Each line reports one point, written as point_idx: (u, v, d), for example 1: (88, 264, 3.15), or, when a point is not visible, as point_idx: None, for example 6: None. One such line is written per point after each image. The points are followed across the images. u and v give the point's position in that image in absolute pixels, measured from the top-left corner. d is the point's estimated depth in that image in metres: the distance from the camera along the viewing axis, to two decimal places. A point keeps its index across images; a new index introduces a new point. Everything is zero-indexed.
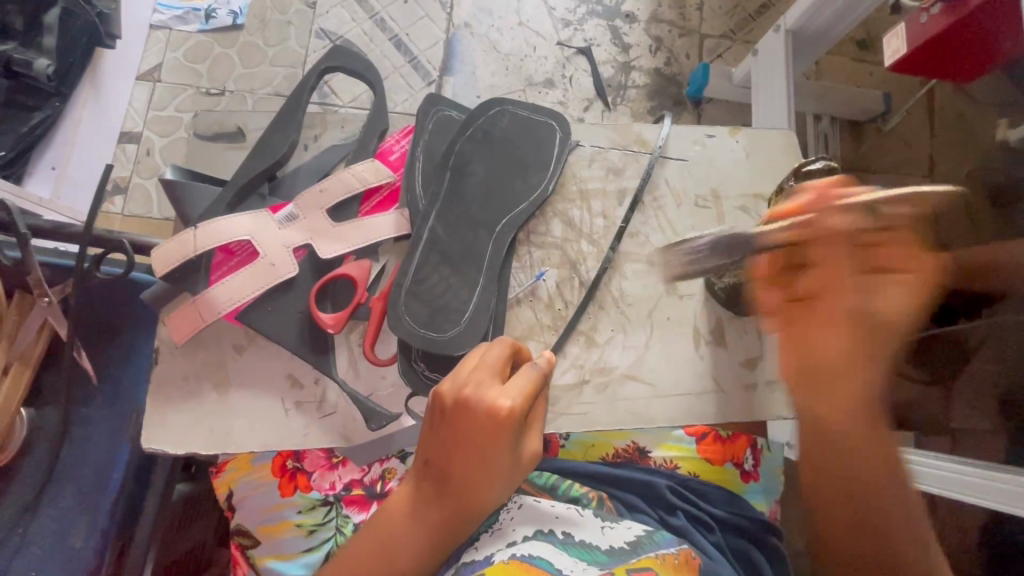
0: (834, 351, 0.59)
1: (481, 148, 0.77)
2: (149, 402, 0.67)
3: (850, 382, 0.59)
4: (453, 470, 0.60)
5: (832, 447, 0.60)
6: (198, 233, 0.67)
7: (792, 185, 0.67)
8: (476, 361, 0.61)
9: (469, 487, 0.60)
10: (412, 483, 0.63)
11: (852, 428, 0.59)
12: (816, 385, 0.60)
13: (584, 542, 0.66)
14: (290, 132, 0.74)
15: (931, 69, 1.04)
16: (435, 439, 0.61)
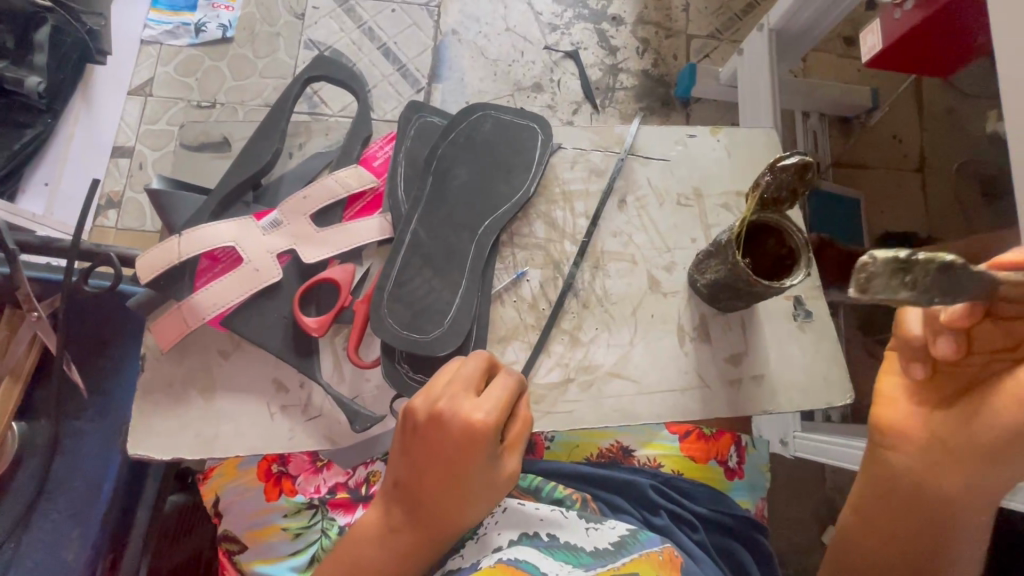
0: (990, 432, 0.57)
1: (464, 152, 0.77)
2: (135, 410, 0.67)
3: (992, 461, 0.58)
4: (433, 492, 0.62)
5: (924, 501, 0.63)
6: (182, 240, 0.67)
7: (768, 179, 0.68)
8: (450, 376, 0.62)
9: (450, 505, 0.62)
10: (391, 501, 0.64)
11: (954, 492, 0.61)
12: (955, 454, 0.60)
13: (569, 544, 0.67)
14: (273, 141, 0.75)
15: (912, 62, 1.04)
16: (411, 458, 0.62)
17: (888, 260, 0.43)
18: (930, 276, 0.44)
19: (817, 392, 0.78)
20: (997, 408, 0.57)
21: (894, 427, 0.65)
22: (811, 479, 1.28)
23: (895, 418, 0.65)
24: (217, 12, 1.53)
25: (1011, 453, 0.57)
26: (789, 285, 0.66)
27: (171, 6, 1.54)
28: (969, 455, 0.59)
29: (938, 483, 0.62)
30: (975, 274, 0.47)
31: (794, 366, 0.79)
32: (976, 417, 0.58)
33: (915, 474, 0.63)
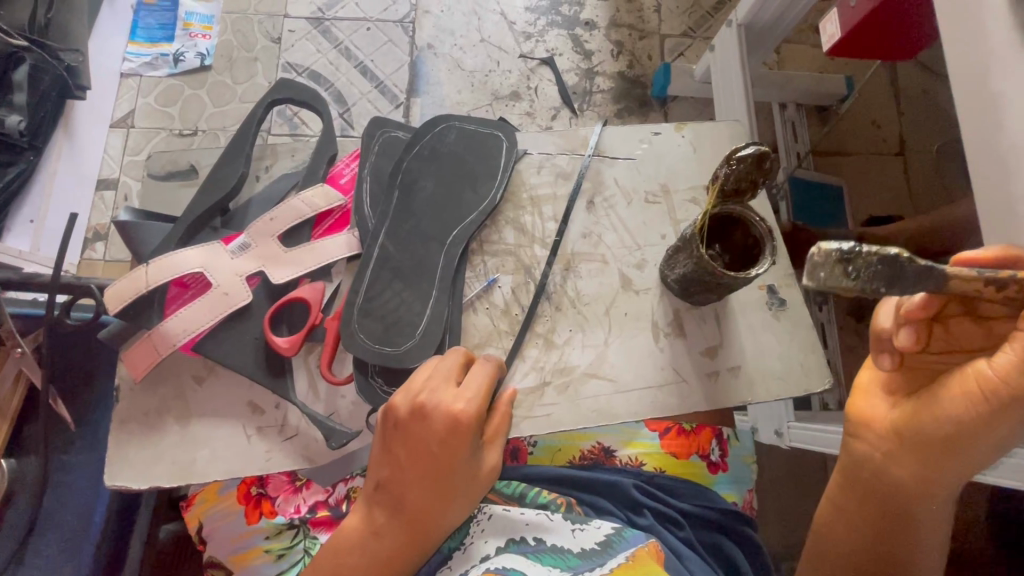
0: (948, 420, 0.56)
1: (429, 165, 0.78)
2: (112, 441, 0.68)
3: (955, 447, 0.57)
4: (415, 491, 0.62)
5: (889, 484, 0.63)
6: (150, 268, 0.67)
7: (726, 172, 0.68)
8: (433, 375, 0.62)
9: (427, 507, 0.62)
10: (374, 502, 0.64)
11: (917, 476, 0.60)
12: (919, 442, 0.59)
13: (556, 548, 0.67)
14: (238, 165, 0.76)
15: (870, 50, 1.05)
16: (395, 458, 0.63)
17: (830, 251, 0.47)
18: (872, 266, 0.47)
19: (795, 381, 0.78)
20: (945, 400, 0.56)
21: (865, 415, 0.65)
22: (808, 467, 1.27)
23: (866, 407, 0.65)
24: (194, 41, 1.55)
25: (965, 445, 0.56)
26: (753, 274, 0.66)
27: (149, 37, 1.55)
28: (924, 443, 0.59)
29: (896, 468, 0.62)
30: (931, 270, 0.48)
31: (771, 356, 0.79)
32: (925, 408, 0.58)
33: (875, 462, 0.64)
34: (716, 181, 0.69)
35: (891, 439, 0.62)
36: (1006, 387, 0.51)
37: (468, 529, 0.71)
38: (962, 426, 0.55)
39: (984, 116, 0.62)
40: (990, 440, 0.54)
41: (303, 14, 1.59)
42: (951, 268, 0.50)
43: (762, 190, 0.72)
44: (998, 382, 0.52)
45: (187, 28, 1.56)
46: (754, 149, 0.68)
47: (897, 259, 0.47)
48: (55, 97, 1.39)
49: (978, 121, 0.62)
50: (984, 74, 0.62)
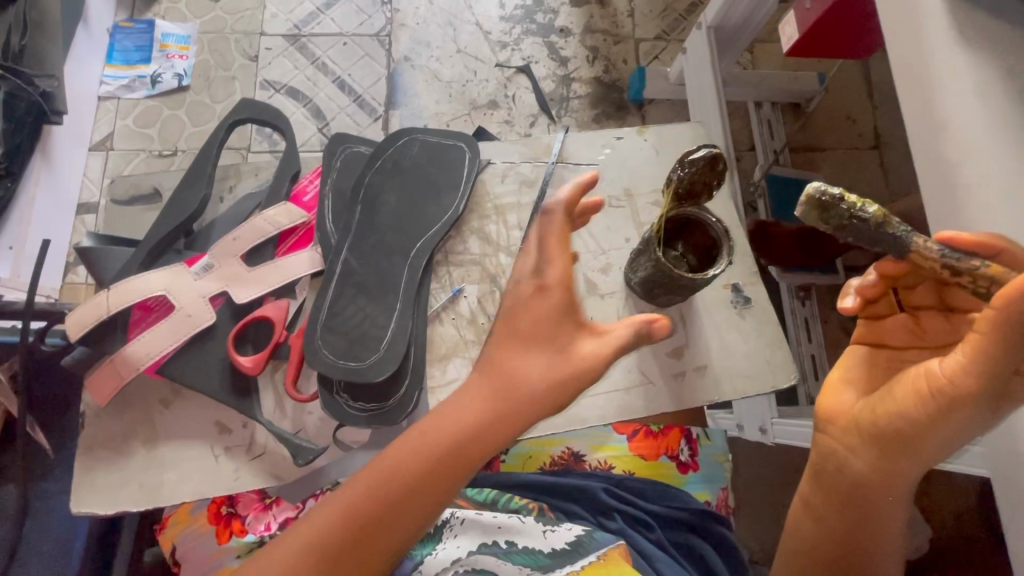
0: (907, 413, 0.54)
1: (391, 178, 0.79)
2: (79, 468, 0.68)
3: (913, 441, 0.54)
4: (519, 377, 0.54)
5: (851, 482, 0.59)
6: (111, 294, 0.68)
7: (680, 174, 0.69)
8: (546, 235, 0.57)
9: (530, 395, 0.54)
10: (461, 397, 0.55)
11: (878, 473, 0.57)
12: (878, 437, 0.56)
13: (527, 548, 0.68)
14: (200, 187, 0.76)
15: (831, 50, 1.06)
16: (503, 339, 0.55)
17: (813, 198, 0.52)
18: (845, 218, 0.52)
19: (761, 378, 0.79)
20: (900, 397, 0.55)
21: (831, 410, 0.61)
22: (792, 463, 1.27)
23: (831, 402, 0.61)
24: (171, 62, 1.55)
25: (919, 445, 0.54)
26: (710, 275, 0.66)
27: (126, 60, 1.55)
28: (882, 438, 0.56)
29: (857, 462, 0.58)
30: (900, 236, 0.52)
31: (736, 354, 0.79)
32: (882, 402, 0.56)
33: (834, 457, 0.60)
34: (670, 184, 0.69)
35: (851, 436, 0.59)
36: (954, 386, 0.51)
37: (438, 534, 0.70)
38: (915, 424, 0.53)
39: (923, 112, 0.61)
40: (947, 434, 0.52)
41: (280, 31, 1.60)
42: (922, 243, 0.52)
43: (716, 191, 0.73)
44: (947, 380, 0.51)
45: (164, 49, 1.56)
46: (705, 151, 0.68)
47: (869, 221, 0.52)
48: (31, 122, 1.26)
49: (918, 116, 0.62)
50: (922, 69, 0.61)
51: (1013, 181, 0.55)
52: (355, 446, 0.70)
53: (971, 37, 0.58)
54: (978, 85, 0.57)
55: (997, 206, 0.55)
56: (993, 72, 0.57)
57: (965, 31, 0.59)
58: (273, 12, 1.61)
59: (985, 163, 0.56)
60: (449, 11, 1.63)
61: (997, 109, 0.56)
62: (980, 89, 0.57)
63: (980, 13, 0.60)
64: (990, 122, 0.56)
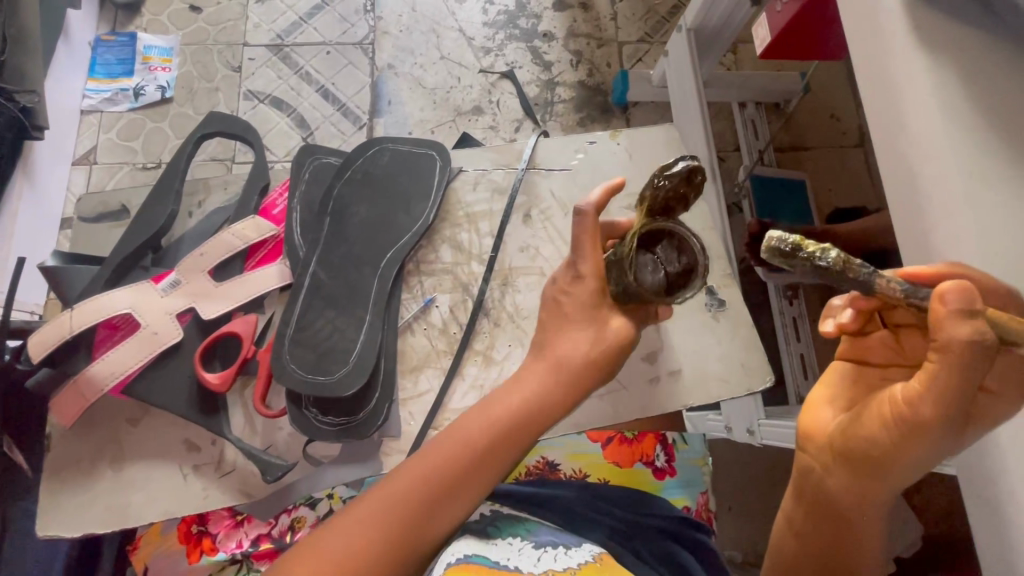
0: (875, 435, 0.48)
1: (361, 189, 0.79)
2: (46, 490, 0.67)
3: (886, 466, 0.48)
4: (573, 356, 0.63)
5: (833, 502, 0.54)
6: (74, 314, 0.67)
7: (656, 186, 0.61)
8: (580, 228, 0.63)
9: (581, 371, 0.62)
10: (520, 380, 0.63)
11: (858, 495, 0.52)
12: (851, 460, 0.51)
13: (511, 514, 0.72)
14: (167, 203, 0.76)
15: (805, 52, 1.07)
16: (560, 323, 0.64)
17: (774, 245, 0.46)
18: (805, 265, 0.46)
19: (736, 381, 0.78)
20: (866, 422, 0.50)
21: (808, 427, 0.56)
22: (782, 463, 1.27)
23: (811, 419, 0.56)
24: (154, 74, 1.54)
25: (893, 470, 0.48)
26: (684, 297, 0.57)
27: (108, 73, 1.54)
28: (855, 461, 0.50)
29: (835, 483, 0.53)
30: (866, 280, 0.46)
31: (710, 357, 0.79)
32: (853, 423, 0.51)
33: (811, 477, 0.56)
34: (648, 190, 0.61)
35: (826, 456, 0.53)
36: (917, 411, 0.45)
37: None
38: (878, 450, 0.48)
39: (884, 113, 0.60)
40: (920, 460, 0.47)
41: (262, 41, 1.59)
42: (884, 282, 0.47)
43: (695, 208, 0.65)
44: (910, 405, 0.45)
45: (147, 61, 1.55)
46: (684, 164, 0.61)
47: (832, 268, 0.45)
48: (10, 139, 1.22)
49: (880, 117, 0.61)
50: (882, 71, 0.61)
51: (972, 180, 0.54)
52: (325, 460, 0.70)
53: (930, 38, 0.58)
54: (935, 85, 0.57)
55: (958, 205, 0.54)
56: (952, 72, 0.57)
57: (925, 33, 0.59)
58: (256, 23, 1.60)
59: (945, 163, 0.55)
60: (432, 18, 1.63)
61: (955, 109, 0.56)
62: (939, 89, 0.57)
63: (940, 13, 0.59)
64: (949, 122, 0.55)
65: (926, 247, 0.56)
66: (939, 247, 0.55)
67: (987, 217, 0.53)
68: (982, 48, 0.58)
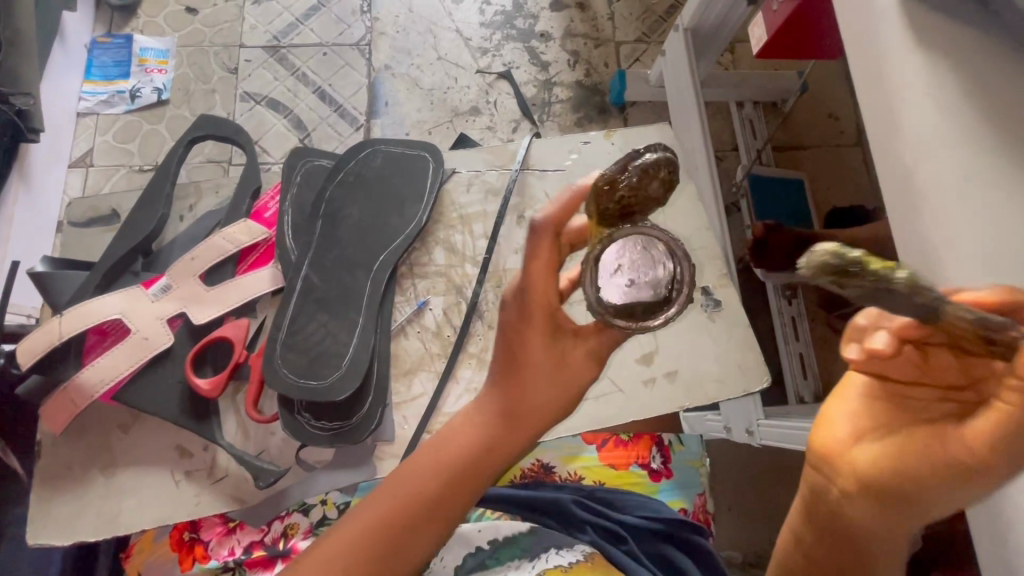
0: (917, 469, 0.43)
1: (353, 191, 0.78)
2: (36, 497, 0.66)
3: (923, 500, 0.43)
4: (533, 392, 0.50)
5: (851, 528, 0.48)
6: (64, 319, 0.67)
7: (616, 187, 0.54)
8: (534, 248, 0.50)
9: (546, 412, 0.50)
10: (471, 417, 0.52)
11: (881, 525, 0.46)
12: (882, 493, 0.45)
13: (509, 538, 0.72)
14: (158, 207, 0.76)
15: (800, 52, 1.06)
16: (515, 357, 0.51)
17: (825, 266, 0.36)
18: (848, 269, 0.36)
19: (733, 382, 0.78)
20: (909, 454, 0.43)
21: (825, 448, 0.48)
22: (782, 464, 1.26)
23: (827, 439, 0.48)
24: (150, 76, 1.54)
25: (927, 503, 0.43)
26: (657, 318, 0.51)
27: (104, 75, 1.54)
28: (887, 494, 0.44)
29: (856, 512, 0.47)
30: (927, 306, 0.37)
31: (706, 359, 0.79)
32: (890, 455, 0.44)
33: (824, 505, 0.50)
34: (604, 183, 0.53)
35: (846, 482, 0.47)
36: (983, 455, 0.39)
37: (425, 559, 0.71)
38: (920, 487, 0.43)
39: (880, 112, 0.60)
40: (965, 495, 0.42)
41: (259, 43, 1.59)
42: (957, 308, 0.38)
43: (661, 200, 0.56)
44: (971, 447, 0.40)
45: (143, 63, 1.55)
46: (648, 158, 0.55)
47: (894, 292, 0.36)
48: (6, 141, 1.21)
49: (875, 117, 0.61)
50: (877, 71, 0.60)
51: (968, 181, 0.53)
52: (318, 465, 0.69)
53: (925, 38, 0.58)
54: (931, 86, 0.56)
55: (953, 206, 0.53)
56: (948, 71, 0.56)
57: (918, 32, 0.58)
58: (252, 24, 1.60)
59: (940, 165, 0.54)
60: (429, 19, 1.63)
61: (950, 108, 0.55)
62: (934, 89, 0.56)
63: (934, 11, 0.59)
64: (944, 122, 0.55)
65: (922, 248, 0.55)
66: (935, 248, 0.54)
67: (982, 218, 0.53)
68: (979, 47, 0.58)
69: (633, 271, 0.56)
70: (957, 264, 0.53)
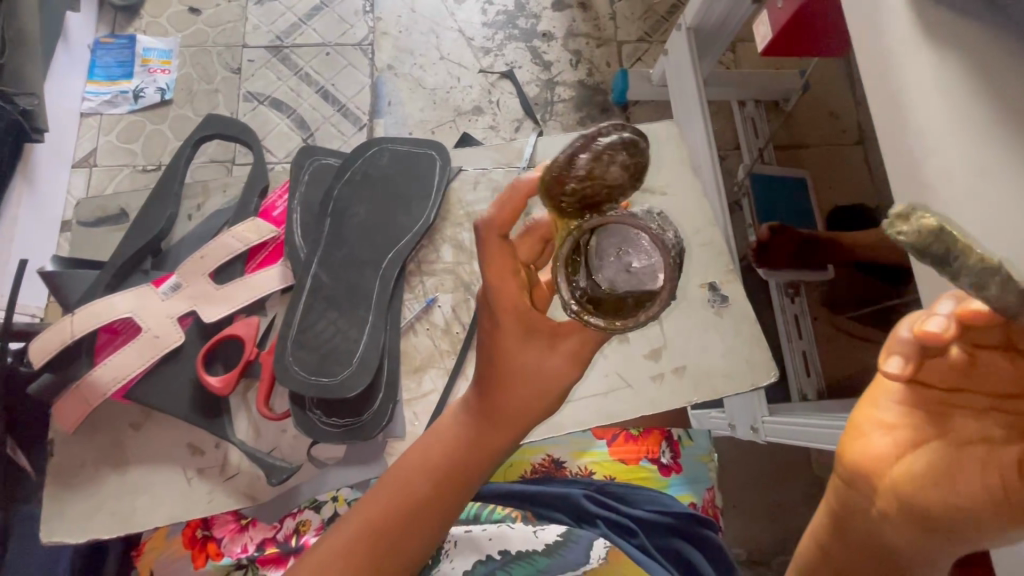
0: (965, 492, 0.40)
1: (361, 190, 0.79)
2: (49, 495, 0.67)
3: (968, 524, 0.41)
4: (505, 399, 0.57)
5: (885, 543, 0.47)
6: (75, 318, 0.67)
7: (577, 175, 0.47)
8: (488, 261, 0.53)
9: (522, 413, 0.58)
10: (454, 422, 0.61)
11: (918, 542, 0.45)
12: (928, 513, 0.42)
13: (522, 553, 0.70)
14: (168, 206, 0.76)
15: (804, 50, 1.06)
16: (493, 362, 0.57)
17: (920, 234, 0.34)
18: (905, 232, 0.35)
19: (740, 377, 0.78)
20: (959, 476, 0.40)
21: (864, 460, 0.46)
22: (787, 461, 1.27)
23: (864, 451, 0.46)
24: (154, 77, 1.54)
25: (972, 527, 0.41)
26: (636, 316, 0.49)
27: (108, 76, 1.53)
28: (932, 515, 0.42)
29: (891, 528, 0.45)
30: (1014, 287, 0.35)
31: (714, 355, 0.79)
32: (938, 475, 0.41)
33: (859, 516, 0.48)
34: (547, 190, 0.48)
35: (886, 499, 0.44)
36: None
37: (435, 564, 0.69)
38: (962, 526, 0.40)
39: (889, 108, 0.60)
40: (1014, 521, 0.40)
41: (262, 43, 1.59)
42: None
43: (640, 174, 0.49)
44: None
45: (146, 64, 1.55)
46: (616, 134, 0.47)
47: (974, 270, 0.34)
48: (10, 142, 1.20)
49: (883, 113, 0.61)
50: (886, 68, 0.61)
51: (976, 176, 0.54)
52: (330, 462, 0.70)
53: (936, 34, 0.58)
54: (940, 81, 0.56)
55: (961, 202, 0.54)
56: (957, 67, 0.57)
57: (927, 29, 0.58)
58: (255, 24, 1.60)
59: (950, 160, 0.55)
60: (431, 19, 1.63)
61: (960, 104, 0.55)
62: (944, 84, 0.56)
63: (942, 7, 0.59)
64: (954, 117, 0.55)
65: None
66: None
67: (992, 212, 0.53)
68: (989, 44, 0.58)
69: (618, 256, 0.52)
70: None
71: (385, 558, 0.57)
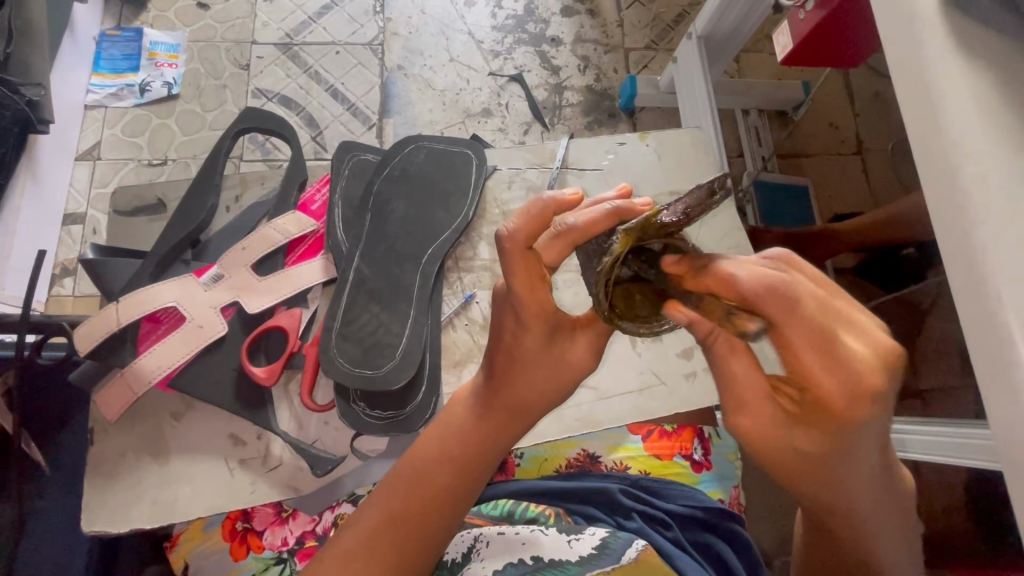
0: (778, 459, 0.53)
1: (400, 186, 0.80)
2: (91, 484, 0.67)
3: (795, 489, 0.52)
4: (521, 391, 0.60)
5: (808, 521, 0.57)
6: (120, 307, 0.67)
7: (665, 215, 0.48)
8: (521, 260, 0.54)
9: (541, 399, 0.60)
10: (467, 413, 0.63)
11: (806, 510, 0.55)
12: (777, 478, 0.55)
13: (555, 562, 0.65)
14: (209, 198, 0.78)
15: (820, 60, 1.08)
16: (514, 358, 0.59)
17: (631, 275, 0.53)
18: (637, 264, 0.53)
19: None
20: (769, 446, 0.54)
21: None
22: None
23: None
24: (160, 69, 1.49)
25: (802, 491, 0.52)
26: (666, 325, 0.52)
27: (113, 69, 1.48)
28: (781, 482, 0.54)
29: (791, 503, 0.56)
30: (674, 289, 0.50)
31: None
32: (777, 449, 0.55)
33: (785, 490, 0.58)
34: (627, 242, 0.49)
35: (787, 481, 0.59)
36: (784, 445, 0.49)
37: (465, 563, 0.68)
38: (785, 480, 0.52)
39: None
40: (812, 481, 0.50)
41: (269, 38, 1.55)
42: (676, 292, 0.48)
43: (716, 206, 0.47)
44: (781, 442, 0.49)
45: (153, 57, 1.50)
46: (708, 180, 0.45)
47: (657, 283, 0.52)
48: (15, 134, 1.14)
49: None
50: (915, 76, 0.57)
51: (1011, 183, 0.51)
52: (372, 454, 0.71)
53: (970, 43, 0.55)
54: (974, 88, 0.54)
55: None
56: (990, 74, 0.55)
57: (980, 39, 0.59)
58: (264, 21, 1.57)
59: (985, 164, 0.51)
60: (441, 21, 1.62)
61: (993, 113, 0.53)
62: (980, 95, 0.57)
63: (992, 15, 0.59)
64: (987, 126, 0.52)
65: (965, 244, 0.51)
66: None
67: None
68: None
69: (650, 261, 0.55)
70: (1005, 261, 0.49)
71: (412, 554, 0.57)
